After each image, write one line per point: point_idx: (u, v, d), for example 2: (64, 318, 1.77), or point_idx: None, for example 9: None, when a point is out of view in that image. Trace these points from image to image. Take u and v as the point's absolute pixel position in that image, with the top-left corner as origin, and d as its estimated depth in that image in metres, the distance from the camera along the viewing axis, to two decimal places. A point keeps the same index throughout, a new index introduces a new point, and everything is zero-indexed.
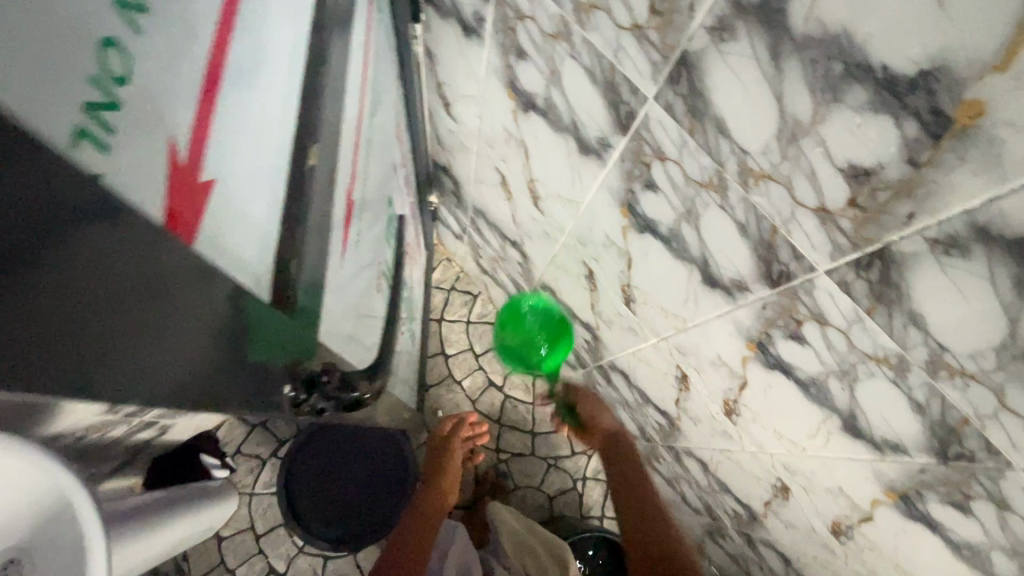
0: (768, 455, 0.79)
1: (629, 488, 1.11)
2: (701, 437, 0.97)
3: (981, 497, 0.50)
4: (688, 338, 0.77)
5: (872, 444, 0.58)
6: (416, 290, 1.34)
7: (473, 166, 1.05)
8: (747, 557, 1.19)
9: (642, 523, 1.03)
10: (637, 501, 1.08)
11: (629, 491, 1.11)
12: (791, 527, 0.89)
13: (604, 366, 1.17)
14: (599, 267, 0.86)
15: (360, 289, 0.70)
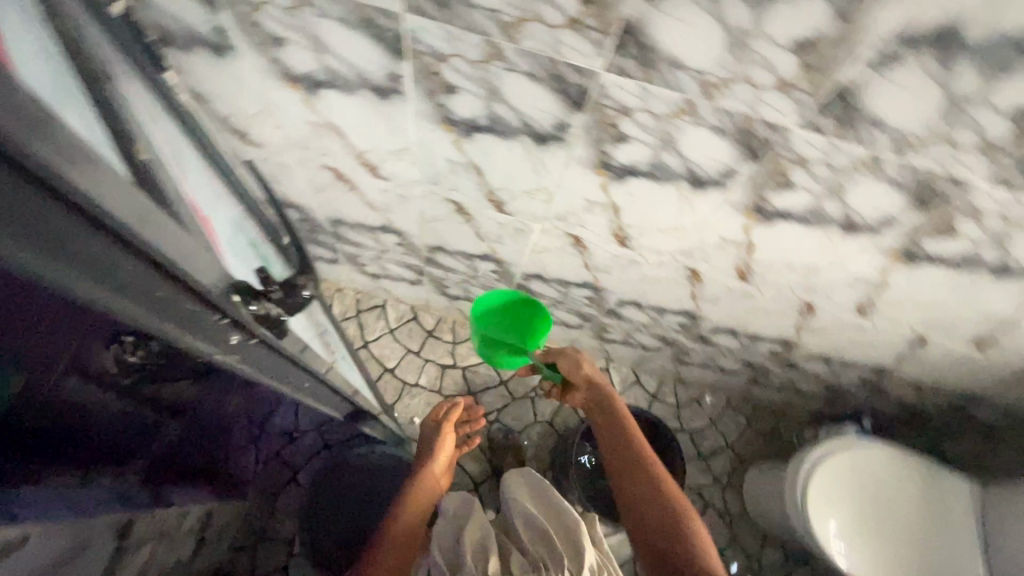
0: (788, 288, 0.94)
1: (622, 459, 0.94)
2: (723, 311, 1.11)
3: (961, 218, 0.66)
4: (690, 240, 0.87)
5: (871, 230, 0.73)
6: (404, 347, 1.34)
7: (413, 214, 1.06)
8: (791, 378, 1.39)
9: (640, 513, 0.87)
10: (621, 484, 0.92)
11: (616, 465, 0.94)
12: (823, 331, 1.07)
13: (611, 308, 1.27)
14: (584, 230, 0.93)
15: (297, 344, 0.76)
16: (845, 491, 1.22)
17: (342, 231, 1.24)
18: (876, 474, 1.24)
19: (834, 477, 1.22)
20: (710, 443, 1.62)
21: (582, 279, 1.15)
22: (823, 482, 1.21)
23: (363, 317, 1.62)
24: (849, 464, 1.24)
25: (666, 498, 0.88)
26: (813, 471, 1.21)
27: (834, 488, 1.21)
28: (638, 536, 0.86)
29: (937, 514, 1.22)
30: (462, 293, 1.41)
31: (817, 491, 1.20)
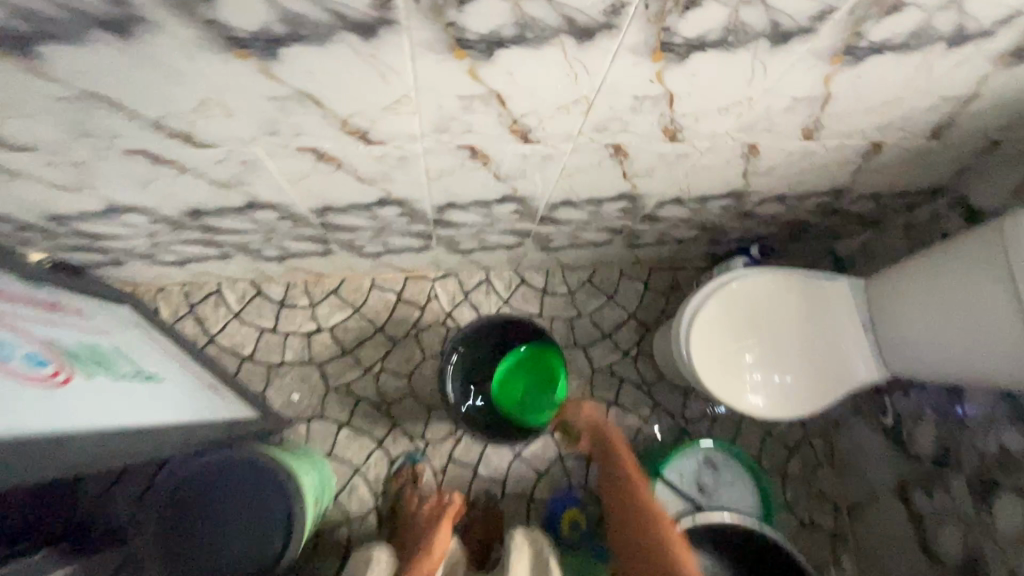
0: (578, 133, 0.77)
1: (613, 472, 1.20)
2: (543, 184, 0.94)
3: None
4: (430, 109, 0.68)
5: (605, 26, 0.55)
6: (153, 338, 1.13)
7: (120, 182, 0.82)
8: (661, 230, 1.27)
9: (647, 541, 1.00)
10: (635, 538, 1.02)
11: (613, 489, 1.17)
12: (652, 171, 0.92)
13: (437, 219, 1.09)
14: (313, 138, 0.73)
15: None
16: (732, 340, 1.16)
17: (82, 228, 0.99)
18: (754, 306, 1.17)
19: (715, 331, 1.16)
20: (612, 320, 1.53)
21: (375, 198, 0.95)
22: (708, 347, 1.15)
23: (200, 311, 1.41)
24: (723, 313, 1.16)
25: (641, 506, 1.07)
26: (693, 341, 1.14)
27: (720, 346, 1.15)
28: (633, 547, 1.01)
29: (825, 312, 1.18)
30: (278, 249, 1.20)
31: (706, 360, 1.14)
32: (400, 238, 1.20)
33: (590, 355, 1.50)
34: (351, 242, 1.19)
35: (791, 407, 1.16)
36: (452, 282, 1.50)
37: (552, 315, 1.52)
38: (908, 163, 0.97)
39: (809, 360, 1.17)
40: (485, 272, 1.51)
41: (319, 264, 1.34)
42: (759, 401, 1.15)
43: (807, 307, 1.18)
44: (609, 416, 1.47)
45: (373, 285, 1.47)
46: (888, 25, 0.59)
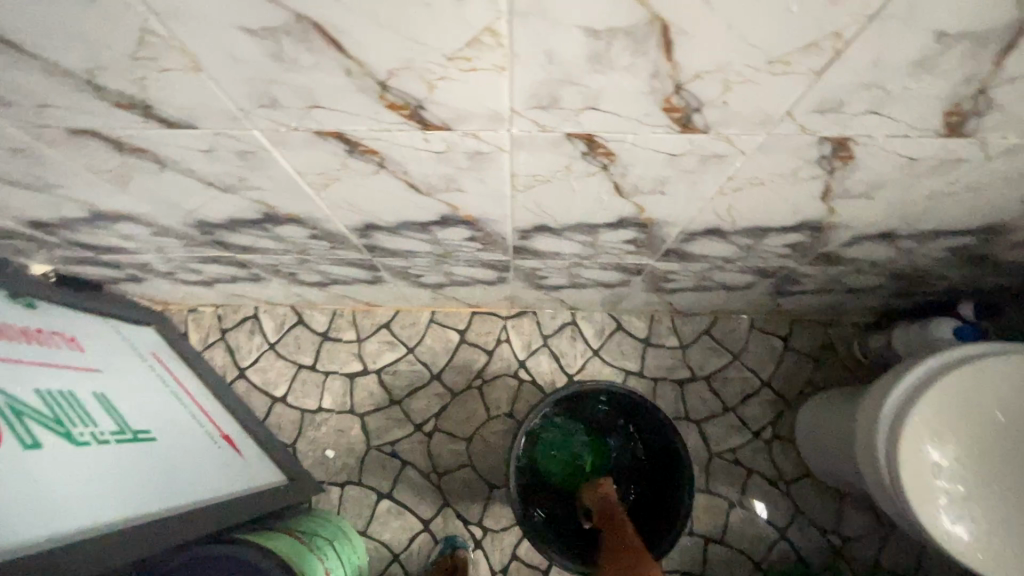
0: (787, 114, 0.43)
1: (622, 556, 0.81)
2: (687, 202, 0.61)
3: None
4: (531, 61, 0.38)
5: None
6: (154, 382, 0.92)
7: (88, 178, 0.58)
8: (834, 274, 0.88)
9: None
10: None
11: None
12: (878, 188, 0.56)
13: (519, 246, 0.78)
14: (339, 115, 0.45)
15: None
16: (964, 454, 0.75)
17: (77, 237, 0.78)
18: (1005, 408, 0.76)
19: (939, 437, 0.75)
20: (737, 388, 1.15)
21: (436, 214, 0.66)
22: (926, 460, 0.74)
23: (232, 338, 1.19)
24: (953, 411, 0.75)
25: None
26: (900, 444, 0.75)
27: (946, 461, 0.75)
28: None
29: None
30: (317, 273, 0.95)
31: (921, 480, 0.74)
32: (468, 268, 0.91)
33: (706, 432, 1.12)
34: (406, 270, 0.92)
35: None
36: (528, 322, 1.19)
37: (656, 375, 1.16)
38: None
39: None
40: (572, 313, 1.18)
41: (368, 292, 1.09)
42: (980, 546, 0.73)
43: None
44: (731, 519, 1.08)
45: (431, 320, 1.19)
46: None
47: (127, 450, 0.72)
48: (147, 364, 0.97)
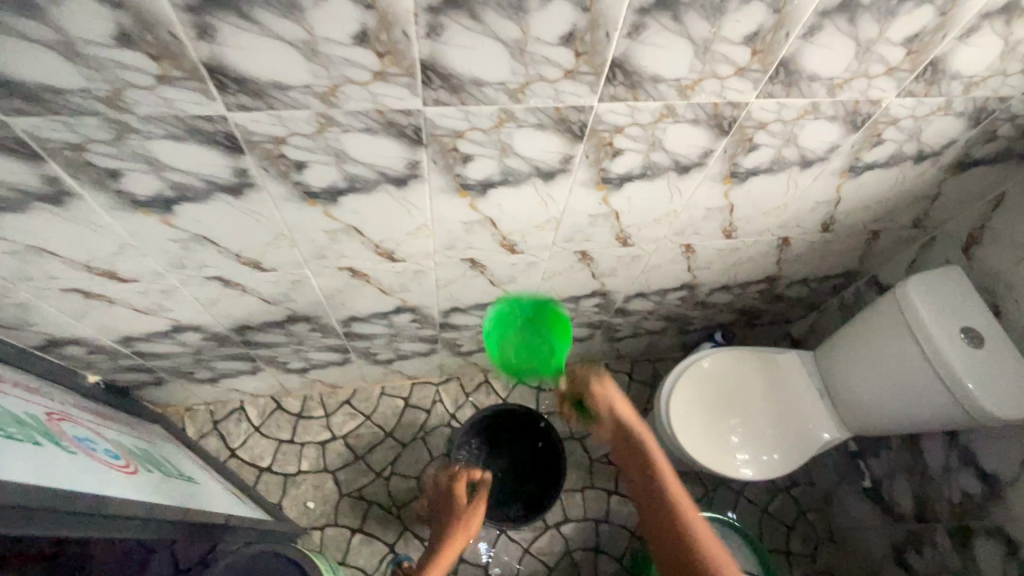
0: (553, 243, 1.01)
1: (648, 494, 0.86)
2: (529, 285, 1.16)
3: (614, 134, 0.76)
4: (440, 232, 0.92)
5: (561, 170, 0.81)
6: (180, 453, 1.26)
7: (190, 303, 1.02)
8: (635, 321, 1.47)
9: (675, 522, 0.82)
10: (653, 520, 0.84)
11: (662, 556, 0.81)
12: (615, 270, 1.15)
13: (442, 322, 1.28)
14: (351, 259, 0.96)
15: (64, 458, 0.74)
16: (708, 421, 1.30)
17: (141, 348, 1.17)
18: (716, 387, 1.34)
19: (691, 419, 1.30)
20: None
21: (393, 305, 1.15)
22: (690, 433, 1.28)
23: (222, 427, 1.52)
24: (690, 400, 1.32)
25: (715, 550, 0.78)
26: (671, 398, 1.29)
27: (700, 430, 1.29)
28: (660, 546, 0.82)
29: (779, 375, 1.36)
30: (303, 360, 1.37)
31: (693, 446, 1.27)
32: (409, 344, 1.38)
33: (587, 445, 1.61)
34: (367, 349, 1.37)
35: (782, 468, 1.28)
36: (454, 384, 1.65)
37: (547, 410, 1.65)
38: (817, 252, 1.22)
39: (783, 421, 1.31)
40: (484, 374, 1.67)
41: (335, 374, 1.50)
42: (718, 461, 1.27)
43: (761, 377, 1.35)
44: (611, 502, 1.53)
45: (383, 392, 1.62)
46: (755, 158, 0.86)
47: (189, 481, 1.10)
48: (167, 442, 1.30)
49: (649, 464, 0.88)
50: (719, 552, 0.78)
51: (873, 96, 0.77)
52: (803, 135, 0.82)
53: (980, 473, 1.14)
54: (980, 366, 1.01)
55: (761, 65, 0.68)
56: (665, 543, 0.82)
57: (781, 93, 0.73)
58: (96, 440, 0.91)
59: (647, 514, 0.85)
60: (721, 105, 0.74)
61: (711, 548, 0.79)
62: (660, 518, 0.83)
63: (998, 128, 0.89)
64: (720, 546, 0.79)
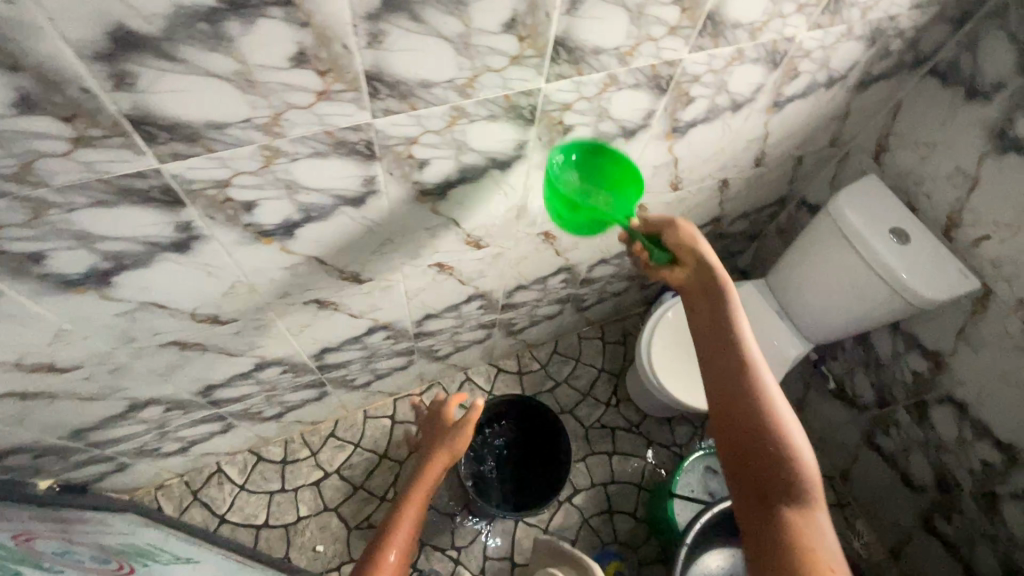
0: (516, 230, 1.01)
1: (734, 358, 0.79)
2: (497, 277, 1.16)
3: (563, 112, 0.76)
4: (405, 243, 0.89)
5: (517, 156, 0.81)
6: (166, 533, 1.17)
7: (145, 377, 0.93)
8: (599, 287, 1.51)
9: (752, 439, 0.73)
10: (744, 423, 0.75)
11: (727, 411, 0.77)
12: (576, 242, 1.17)
13: (416, 332, 1.25)
14: (316, 291, 0.91)
15: None
16: (686, 363, 1.34)
17: (95, 437, 1.06)
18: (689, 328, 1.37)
19: (670, 364, 1.33)
20: (586, 379, 1.71)
21: (365, 327, 1.11)
22: (672, 378, 1.31)
23: (203, 495, 1.42)
24: (666, 346, 1.34)
25: (784, 423, 0.73)
26: (657, 340, 1.35)
27: (680, 374, 1.32)
28: (735, 428, 0.75)
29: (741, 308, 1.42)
30: (277, 404, 1.30)
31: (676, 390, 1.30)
32: (386, 361, 1.34)
33: (579, 415, 1.65)
34: (343, 377, 1.32)
35: None
36: (436, 389, 1.63)
37: (534, 392, 1.67)
38: (753, 187, 1.30)
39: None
40: (464, 372, 1.66)
41: (314, 410, 1.44)
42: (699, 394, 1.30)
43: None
44: (614, 466, 1.58)
45: (367, 415, 1.57)
46: (692, 110, 0.89)
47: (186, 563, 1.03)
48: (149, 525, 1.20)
49: (731, 339, 0.81)
50: (798, 432, 0.73)
51: (788, 33, 0.82)
52: (733, 80, 0.86)
53: (925, 352, 1.28)
54: (911, 259, 1.11)
55: (690, 22, 0.71)
56: (732, 424, 0.76)
57: (710, 45, 0.76)
58: (76, 551, 0.83)
59: (727, 402, 0.77)
60: (658, 66, 0.75)
61: (786, 421, 0.74)
62: (738, 398, 0.76)
63: (891, 44, 0.97)
64: (797, 425, 0.74)
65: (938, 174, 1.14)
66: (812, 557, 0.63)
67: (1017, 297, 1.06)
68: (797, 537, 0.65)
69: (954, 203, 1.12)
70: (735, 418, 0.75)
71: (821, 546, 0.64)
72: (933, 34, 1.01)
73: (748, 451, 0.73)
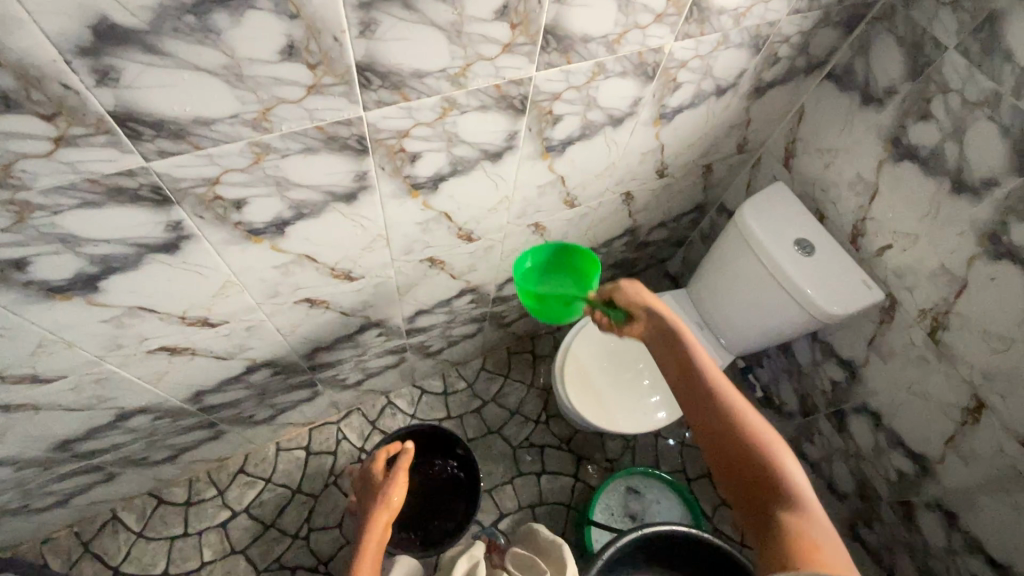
0: (392, 259, 0.94)
1: (698, 387, 0.78)
2: (389, 305, 1.08)
3: (401, 139, 0.69)
4: (255, 283, 0.81)
5: (362, 188, 0.73)
6: None
7: None
8: (518, 304, 1.45)
9: (735, 454, 0.71)
10: (722, 441, 0.73)
11: (708, 441, 0.74)
12: (473, 265, 1.11)
13: (311, 365, 1.17)
14: (157, 339, 0.82)
15: None
16: (603, 383, 1.29)
17: None
18: (603, 347, 1.32)
19: (586, 387, 1.28)
20: (515, 396, 1.65)
21: (242, 367, 1.03)
22: (594, 405, 1.26)
23: (96, 546, 1.32)
24: (581, 374, 1.29)
25: (760, 435, 0.71)
26: (565, 360, 1.30)
27: (599, 399, 1.27)
28: (717, 448, 0.73)
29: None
30: (165, 448, 1.20)
31: (600, 417, 1.24)
32: (285, 396, 1.26)
33: (506, 435, 1.59)
34: (238, 415, 1.23)
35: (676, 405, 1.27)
36: (355, 415, 1.55)
37: (460, 413, 1.60)
38: (663, 197, 1.25)
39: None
40: (386, 397, 1.59)
41: (215, 449, 1.34)
42: (614, 411, 1.26)
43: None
44: (542, 486, 1.53)
45: (280, 447, 1.48)
46: (563, 128, 0.83)
47: None
48: None
49: (692, 368, 0.81)
50: (779, 444, 0.71)
51: (652, 45, 0.76)
52: (602, 95, 0.81)
53: (840, 361, 1.25)
54: (814, 271, 1.07)
55: (526, 38, 0.65)
56: (711, 444, 0.74)
57: (561, 61, 0.71)
58: None
59: (706, 426, 0.75)
60: (503, 85, 0.70)
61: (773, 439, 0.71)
62: (708, 416, 0.76)
63: (778, 51, 0.93)
64: (777, 436, 0.72)
65: (842, 180, 1.10)
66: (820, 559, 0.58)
67: (920, 308, 1.04)
68: (798, 541, 0.61)
69: (857, 211, 1.09)
70: (716, 440, 0.73)
71: (826, 546, 0.60)
72: (822, 38, 0.97)
73: (735, 468, 0.71)
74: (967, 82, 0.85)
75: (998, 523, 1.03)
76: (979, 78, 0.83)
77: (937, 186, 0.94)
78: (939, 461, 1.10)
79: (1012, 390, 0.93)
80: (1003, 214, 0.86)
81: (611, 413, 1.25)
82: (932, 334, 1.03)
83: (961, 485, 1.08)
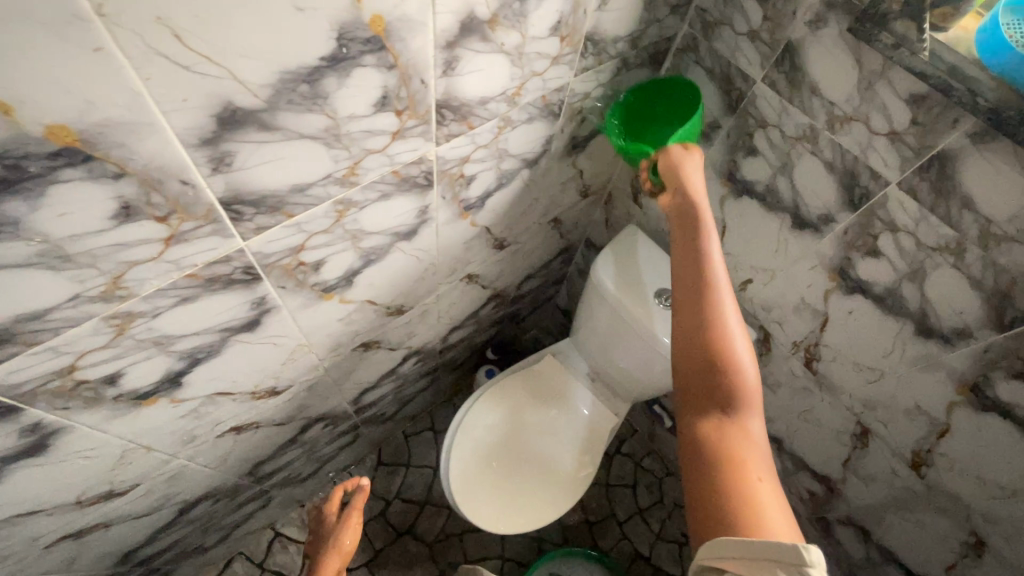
0: (175, 452, 0.74)
1: (695, 283, 0.65)
2: (207, 479, 0.88)
3: (65, 378, 0.49)
4: None
5: (53, 434, 0.53)
6: None
7: None
8: (393, 398, 1.28)
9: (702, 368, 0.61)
10: (690, 346, 0.63)
11: (686, 339, 0.63)
12: (305, 405, 0.92)
13: (134, 562, 0.95)
14: None
15: None
16: (497, 483, 1.15)
17: None
18: (487, 440, 1.18)
19: (479, 494, 1.13)
20: (420, 483, 1.49)
21: None
22: (517, 513, 1.12)
23: None
24: (474, 488, 1.13)
25: (736, 351, 0.61)
26: (449, 472, 1.13)
27: (497, 500, 1.13)
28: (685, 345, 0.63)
29: (530, 384, 1.23)
30: None
31: (531, 520, 1.12)
32: None
33: (419, 533, 1.43)
34: None
35: (580, 481, 1.17)
36: (236, 561, 1.33)
37: (362, 521, 1.43)
38: (515, 262, 1.11)
39: (562, 424, 1.21)
40: (272, 529, 1.37)
41: None
42: (517, 513, 1.13)
43: (519, 398, 1.22)
44: None
45: None
46: (333, 267, 0.65)
47: None
48: None
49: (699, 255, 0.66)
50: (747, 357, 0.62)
51: (406, 159, 0.59)
52: (369, 221, 0.63)
53: None
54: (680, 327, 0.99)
55: (196, 221, 0.45)
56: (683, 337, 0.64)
57: (278, 218, 0.52)
58: None
59: (689, 322, 0.64)
60: (196, 273, 0.50)
61: (741, 354, 0.61)
62: (691, 305, 0.64)
63: (582, 108, 0.80)
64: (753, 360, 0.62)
65: None
66: (746, 484, 0.53)
67: (792, 340, 0.97)
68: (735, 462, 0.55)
69: None
70: (689, 334, 0.63)
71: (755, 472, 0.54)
72: (631, 79, 0.85)
73: (696, 374, 0.61)
74: (782, 115, 0.76)
75: (905, 537, 1.00)
76: (792, 112, 0.75)
77: (781, 222, 0.86)
78: (842, 481, 1.06)
79: (892, 417, 0.89)
80: (847, 249, 0.79)
81: (514, 514, 1.12)
82: (809, 365, 0.97)
83: (866, 502, 1.04)
